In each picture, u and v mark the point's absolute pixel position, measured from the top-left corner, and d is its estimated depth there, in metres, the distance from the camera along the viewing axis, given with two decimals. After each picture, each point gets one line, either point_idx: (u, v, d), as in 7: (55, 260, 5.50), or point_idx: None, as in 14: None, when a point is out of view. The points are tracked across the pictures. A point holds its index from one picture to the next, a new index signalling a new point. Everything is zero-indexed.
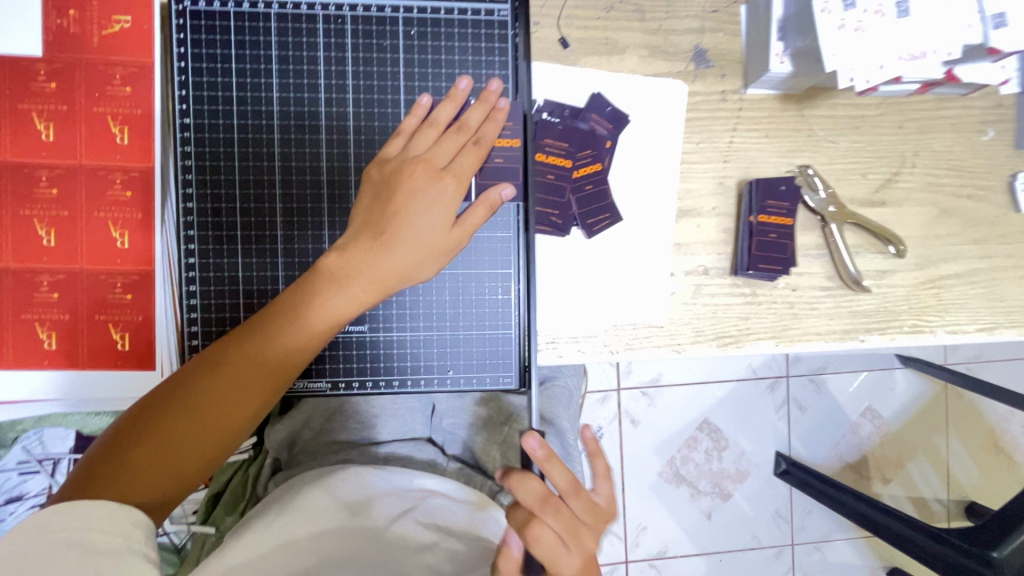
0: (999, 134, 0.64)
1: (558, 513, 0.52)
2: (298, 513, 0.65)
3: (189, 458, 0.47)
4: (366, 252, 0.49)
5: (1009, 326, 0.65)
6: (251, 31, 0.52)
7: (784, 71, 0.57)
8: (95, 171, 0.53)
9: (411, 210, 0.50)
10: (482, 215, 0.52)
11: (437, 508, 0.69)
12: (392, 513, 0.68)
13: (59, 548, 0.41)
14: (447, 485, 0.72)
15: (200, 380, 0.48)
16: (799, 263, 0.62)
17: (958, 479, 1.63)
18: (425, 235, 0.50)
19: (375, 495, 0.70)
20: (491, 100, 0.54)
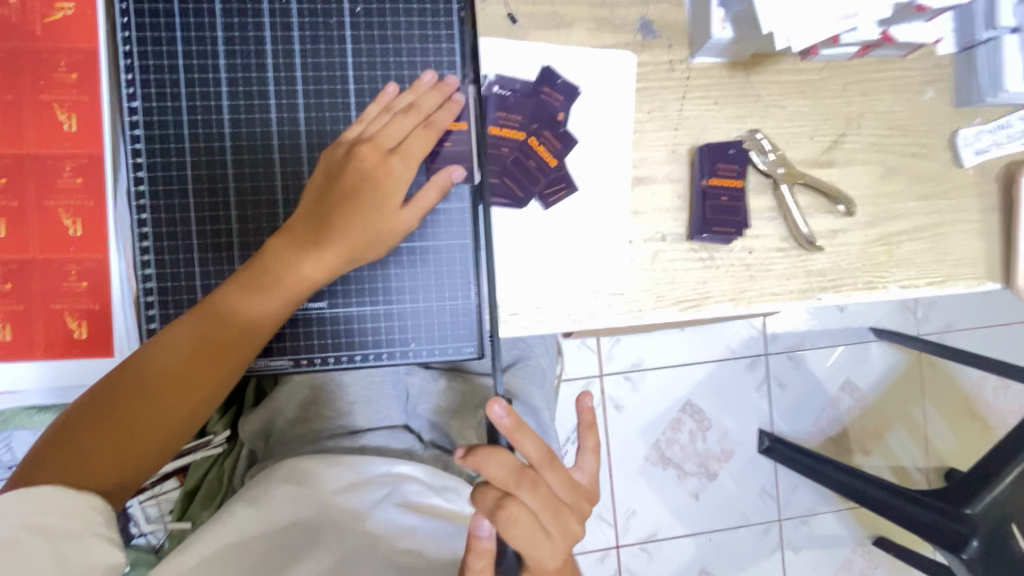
0: (938, 93, 0.67)
1: (535, 489, 0.50)
2: (270, 504, 0.66)
3: (145, 442, 0.48)
4: (312, 234, 0.50)
5: (958, 279, 0.68)
6: (196, 12, 0.52)
7: (726, 36, 0.58)
8: (44, 159, 0.53)
9: (359, 191, 0.51)
10: (433, 196, 0.53)
11: (414, 489, 0.70)
12: (370, 501, 0.68)
13: (12, 533, 0.40)
14: (424, 470, 0.72)
15: (160, 367, 0.48)
16: (753, 225, 0.64)
17: (936, 446, 1.67)
18: (374, 217, 0.51)
19: (352, 484, 0.70)
20: (446, 91, 0.54)
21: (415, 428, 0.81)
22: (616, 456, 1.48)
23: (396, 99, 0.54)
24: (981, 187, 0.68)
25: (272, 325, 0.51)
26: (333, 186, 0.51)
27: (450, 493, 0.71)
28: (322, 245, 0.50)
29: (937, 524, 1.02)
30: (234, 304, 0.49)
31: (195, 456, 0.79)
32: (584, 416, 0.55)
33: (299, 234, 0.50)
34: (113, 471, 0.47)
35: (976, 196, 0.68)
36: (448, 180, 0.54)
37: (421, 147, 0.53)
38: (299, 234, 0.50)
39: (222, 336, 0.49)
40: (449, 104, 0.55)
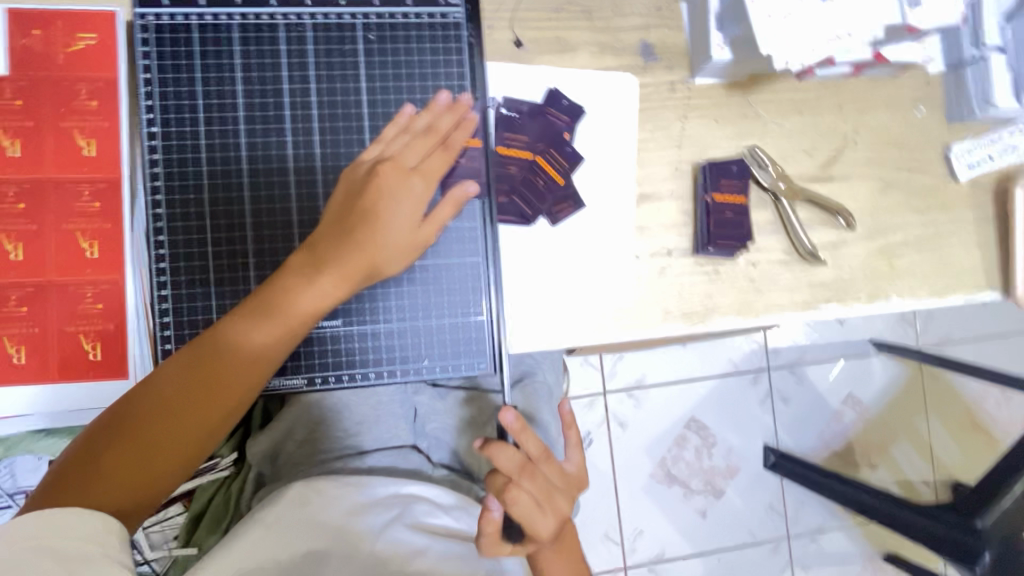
0: (930, 110, 0.69)
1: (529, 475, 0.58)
2: (280, 525, 0.66)
3: (156, 464, 0.48)
4: (329, 255, 0.51)
5: (958, 289, 0.69)
6: (215, 41, 0.54)
7: (725, 58, 0.61)
8: (63, 184, 0.54)
9: (379, 209, 0.51)
10: (448, 212, 0.54)
11: (423, 511, 0.71)
12: (380, 523, 0.68)
13: (30, 556, 0.40)
14: (433, 490, 0.73)
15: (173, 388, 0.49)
16: (757, 239, 0.65)
17: (942, 459, 1.66)
18: (392, 234, 0.52)
19: (362, 507, 0.69)
20: (463, 109, 0.56)
21: (423, 447, 0.81)
22: (622, 476, 1.46)
23: (414, 120, 0.55)
24: (977, 199, 0.70)
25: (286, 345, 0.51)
26: (353, 203, 0.52)
27: (460, 513, 0.72)
28: (338, 263, 0.50)
29: (945, 539, 1.01)
30: (246, 323, 0.49)
31: (201, 479, 0.78)
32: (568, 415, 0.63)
33: (316, 255, 0.51)
34: (123, 495, 0.47)
35: (972, 208, 0.69)
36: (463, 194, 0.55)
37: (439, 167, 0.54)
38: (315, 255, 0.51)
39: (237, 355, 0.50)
40: (465, 123, 0.56)
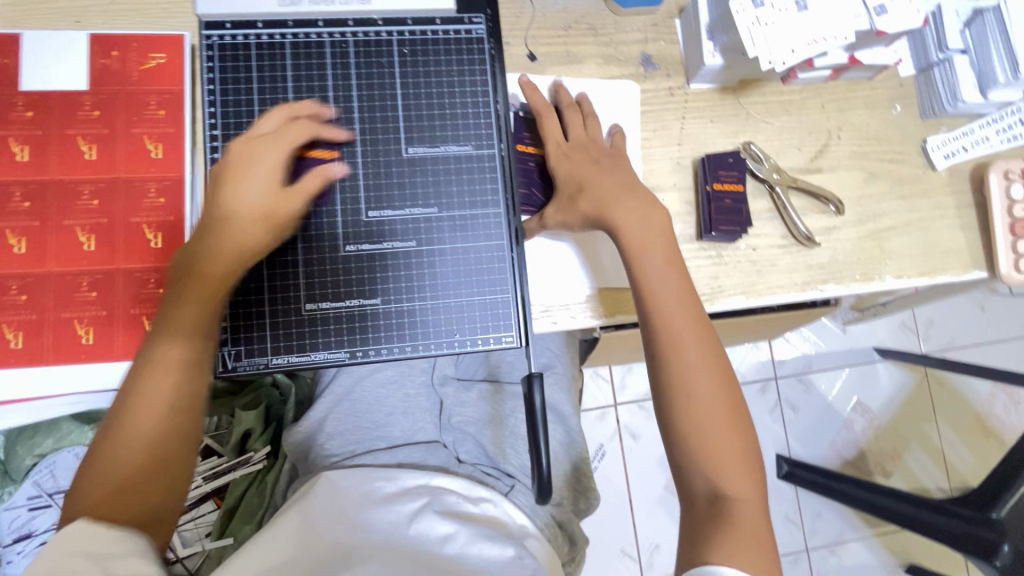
0: (906, 108, 0.76)
1: (572, 156, 0.65)
2: (314, 514, 0.67)
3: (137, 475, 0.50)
4: (201, 272, 0.54)
5: (945, 269, 0.74)
6: (269, 56, 0.61)
7: (717, 63, 0.68)
8: (133, 182, 0.61)
9: (236, 196, 0.55)
10: (313, 183, 0.56)
11: (450, 501, 0.72)
12: (411, 509, 0.69)
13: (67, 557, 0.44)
14: (459, 483, 0.75)
15: (118, 455, 0.50)
16: (755, 226, 0.71)
17: (955, 466, 1.66)
18: (241, 199, 0.55)
19: (393, 496, 0.71)
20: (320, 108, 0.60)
21: (449, 441, 0.82)
22: (636, 488, 1.47)
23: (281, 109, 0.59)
24: (956, 186, 0.76)
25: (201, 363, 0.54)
26: (211, 210, 0.55)
27: (486, 505, 0.74)
28: (202, 249, 0.54)
29: (970, 534, 1.06)
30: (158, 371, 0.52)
31: (236, 473, 0.82)
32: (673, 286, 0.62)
33: (211, 278, 0.54)
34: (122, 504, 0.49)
35: (952, 195, 0.75)
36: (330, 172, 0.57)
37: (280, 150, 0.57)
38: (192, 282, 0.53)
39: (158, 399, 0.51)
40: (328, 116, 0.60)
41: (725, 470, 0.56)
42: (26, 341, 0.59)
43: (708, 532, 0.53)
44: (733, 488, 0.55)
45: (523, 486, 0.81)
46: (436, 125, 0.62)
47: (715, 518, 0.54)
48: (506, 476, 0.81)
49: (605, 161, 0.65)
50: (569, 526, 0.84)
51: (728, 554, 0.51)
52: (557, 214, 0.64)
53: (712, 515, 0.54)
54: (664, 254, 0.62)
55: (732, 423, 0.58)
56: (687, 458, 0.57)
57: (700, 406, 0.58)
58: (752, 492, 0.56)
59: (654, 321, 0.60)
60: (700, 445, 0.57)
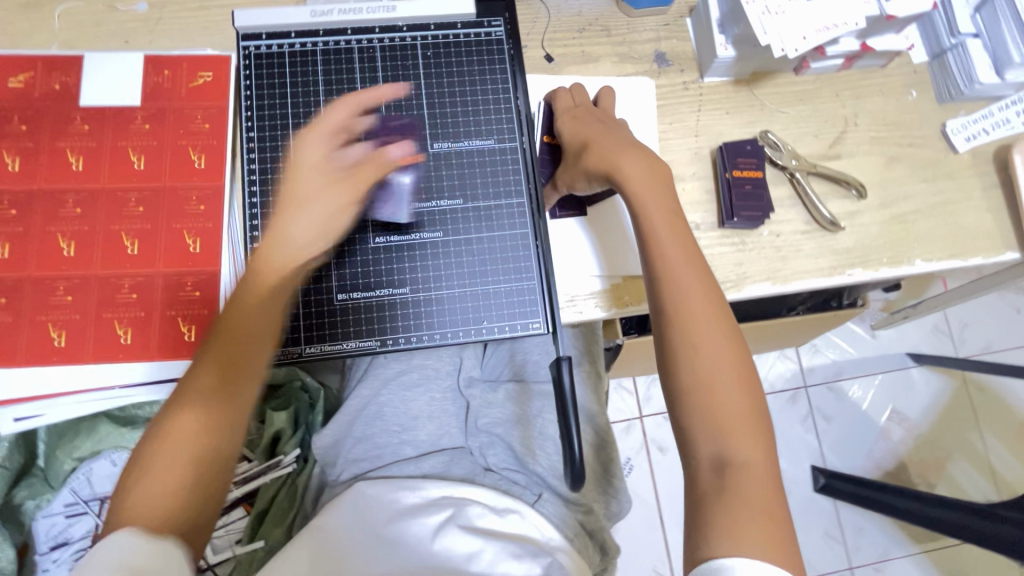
0: (922, 93, 0.76)
1: (578, 118, 0.66)
2: (337, 527, 0.67)
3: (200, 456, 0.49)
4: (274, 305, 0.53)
5: (976, 251, 0.73)
6: (302, 64, 0.64)
7: (729, 55, 0.70)
8: (177, 190, 0.63)
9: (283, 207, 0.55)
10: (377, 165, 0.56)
11: (475, 512, 0.70)
12: (435, 524, 0.68)
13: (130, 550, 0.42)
14: (483, 493, 0.73)
15: (176, 448, 0.48)
16: (777, 212, 0.71)
17: (1005, 477, 1.58)
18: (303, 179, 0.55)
19: (416, 510, 0.70)
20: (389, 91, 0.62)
21: (475, 446, 0.81)
22: (667, 502, 1.42)
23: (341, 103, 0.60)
24: (980, 168, 0.75)
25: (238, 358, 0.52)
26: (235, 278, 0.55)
27: (513, 516, 0.71)
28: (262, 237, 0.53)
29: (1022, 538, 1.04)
30: (190, 383, 0.50)
31: (266, 477, 0.83)
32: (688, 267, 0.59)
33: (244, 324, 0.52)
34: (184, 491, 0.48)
35: (976, 176, 0.75)
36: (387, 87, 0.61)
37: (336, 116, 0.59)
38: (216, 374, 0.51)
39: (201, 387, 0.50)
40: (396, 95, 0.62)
41: (727, 431, 0.53)
42: (69, 339, 0.59)
43: (711, 505, 0.51)
44: (738, 449, 0.53)
45: (551, 495, 0.79)
46: (459, 121, 0.65)
47: (720, 488, 0.51)
48: (532, 487, 0.79)
49: (612, 123, 0.66)
50: (600, 535, 0.81)
51: (730, 531, 0.48)
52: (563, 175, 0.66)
53: (717, 485, 0.52)
54: (665, 209, 0.61)
55: (737, 376, 0.55)
56: (691, 417, 0.55)
57: (703, 360, 0.55)
58: (759, 458, 0.53)
59: (663, 285, 0.58)
60: (705, 403, 0.54)
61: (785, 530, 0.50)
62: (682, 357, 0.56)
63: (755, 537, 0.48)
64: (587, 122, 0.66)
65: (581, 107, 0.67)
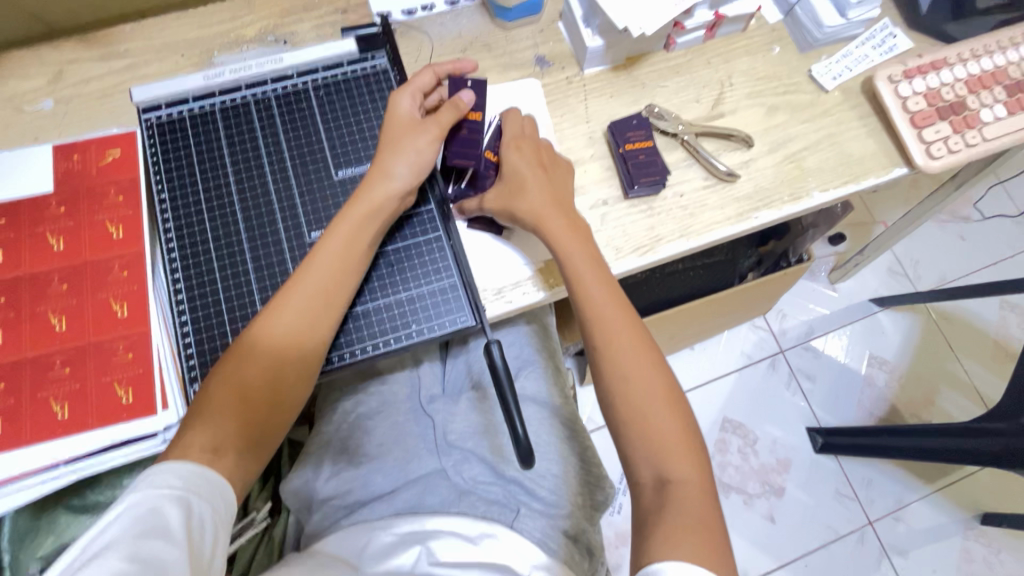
0: (784, 48, 0.83)
1: (521, 149, 0.68)
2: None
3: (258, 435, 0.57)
4: (304, 351, 0.58)
5: (868, 173, 0.78)
6: (203, 124, 0.69)
7: (598, 44, 0.76)
8: (98, 262, 0.65)
9: (378, 192, 0.63)
10: (450, 115, 0.65)
11: (448, 543, 0.66)
12: (409, 558, 0.64)
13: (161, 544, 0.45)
14: (457, 522, 0.69)
15: (247, 403, 0.56)
16: (676, 174, 0.76)
17: (994, 398, 1.59)
18: (386, 156, 0.64)
19: (389, 548, 0.66)
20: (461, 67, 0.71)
21: (449, 465, 0.78)
22: None
23: (413, 82, 0.67)
24: (853, 101, 0.81)
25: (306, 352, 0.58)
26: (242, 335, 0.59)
27: (489, 541, 0.68)
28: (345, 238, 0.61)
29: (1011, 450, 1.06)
30: (265, 355, 0.57)
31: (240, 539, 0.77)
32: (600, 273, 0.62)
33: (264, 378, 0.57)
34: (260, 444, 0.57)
35: (851, 108, 0.81)
36: (461, 106, 0.66)
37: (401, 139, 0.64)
38: (230, 427, 0.55)
39: (270, 366, 0.57)
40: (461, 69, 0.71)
41: (663, 448, 0.54)
42: (6, 424, 0.60)
43: (652, 521, 0.51)
44: (675, 467, 0.53)
45: (529, 510, 0.74)
46: (359, 148, 0.70)
47: (660, 507, 0.52)
48: (509, 504, 0.75)
49: (550, 163, 0.69)
50: (585, 538, 0.76)
51: (671, 545, 0.48)
52: (496, 202, 0.66)
53: (657, 504, 0.52)
54: (579, 240, 0.64)
55: (665, 395, 0.57)
56: (629, 441, 0.55)
57: (637, 387, 0.56)
58: (694, 472, 0.53)
59: (580, 301, 0.61)
60: (639, 425, 0.55)
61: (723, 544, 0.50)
62: (614, 387, 0.57)
63: (690, 547, 0.48)
64: (525, 156, 0.68)
65: (527, 137, 0.69)
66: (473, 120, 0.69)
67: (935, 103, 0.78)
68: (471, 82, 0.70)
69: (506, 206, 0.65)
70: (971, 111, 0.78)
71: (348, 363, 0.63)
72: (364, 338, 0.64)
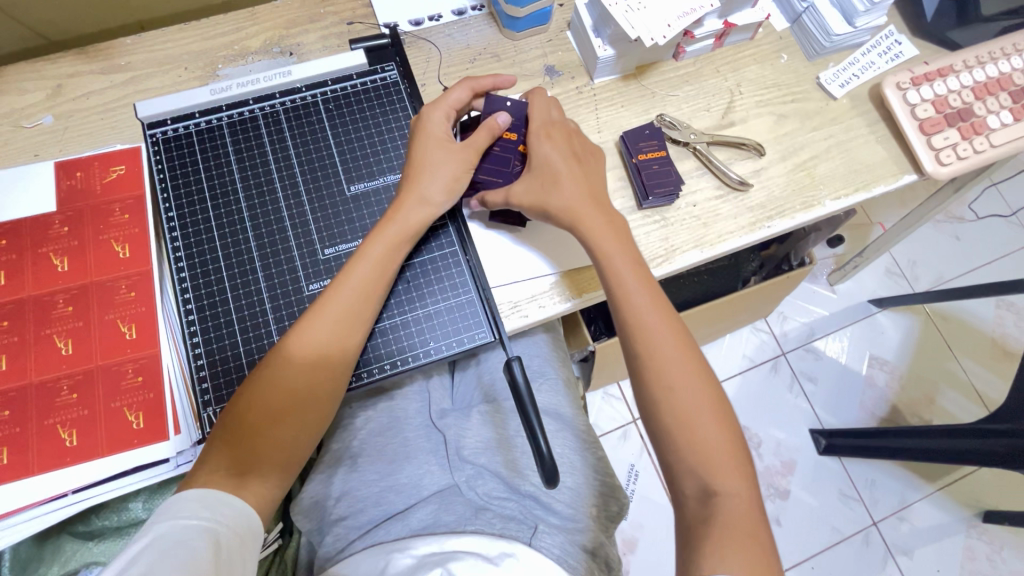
0: (792, 56, 0.83)
1: (552, 137, 0.66)
2: None
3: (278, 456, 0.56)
4: (334, 367, 0.58)
5: (878, 181, 0.78)
6: (211, 139, 0.68)
7: (609, 54, 0.75)
8: (104, 283, 0.64)
9: (410, 209, 0.63)
10: (484, 137, 0.66)
11: (468, 564, 0.60)
12: None
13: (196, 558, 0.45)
14: (477, 542, 0.63)
15: (279, 419, 0.56)
16: (689, 184, 0.76)
17: (993, 397, 1.60)
18: (421, 172, 0.64)
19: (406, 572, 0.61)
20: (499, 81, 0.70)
21: (462, 480, 0.75)
22: None
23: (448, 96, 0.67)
24: (861, 108, 0.81)
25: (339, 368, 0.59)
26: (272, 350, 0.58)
27: (510, 561, 0.61)
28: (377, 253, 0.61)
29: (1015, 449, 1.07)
30: (298, 372, 0.57)
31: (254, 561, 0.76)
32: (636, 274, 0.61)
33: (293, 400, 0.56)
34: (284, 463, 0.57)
35: (859, 116, 0.81)
36: (495, 127, 0.66)
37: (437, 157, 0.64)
38: (253, 446, 0.55)
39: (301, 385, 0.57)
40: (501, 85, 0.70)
41: (708, 461, 0.53)
42: (12, 455, 0.58)
43: (698, 532, 0.51)
44: (721, 481, 0.52)
45: (547, 526, 0.71)
46: (371, 162, 0.69)
47: (706, 517, 0.51)
48: (527, 520, 0.71)
49: (582, 151, 0.67)
50: (603, 551, 0.73)
51: (719, 555, 0.48)
52: (529, 195, 0.64)
53: (703, 515, 0.51)
54: (618, 240, 0.62)
55: (712, 396, 0.56)
56: (673, 452, 0.55)
57: (685, 400, 0.55)
58: (743, 487, 0.52)
59: (621, 304, 0.60)
60: (686, 437, 0.54)
61: (772, 558, 0.50)
62: (660, 394, 0.56)
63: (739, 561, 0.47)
64: (558, 146, 0.66)
65: (555, 123, 0.67)
66: (506, 140, 0.68)
67: (942, 110, 0.79)
68: (511, 102, 0.69)
69: (541, 204, 0.64)
70: (977, 118, 0.79)
71: (367, 381, 0.63)
72: (384, 356, 0.64)
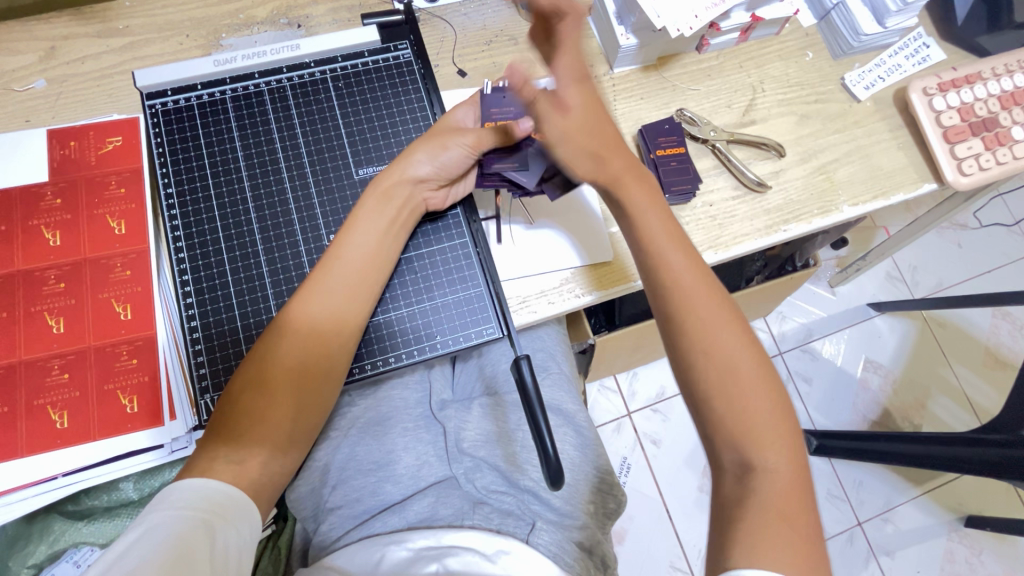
0: (817, 54, 0.81)
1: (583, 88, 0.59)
2: None
3: (275, 427, 0.54)
4: (330, 338, 0.57)
5: (897, 188, 0.77)
6: (213, 113, 0.64)
7: (631, 43, 0.72)
8: (98, 261, 0.61)
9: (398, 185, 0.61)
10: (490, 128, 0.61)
11: (465, 560, 0.59)
12: None
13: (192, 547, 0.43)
14: (477, 538, 0.62)
15: (280, 384, 0.54)
16: (706, 183, 0.74)
17: (983, 405, 1.61)
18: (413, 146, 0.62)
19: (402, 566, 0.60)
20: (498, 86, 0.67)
21: (460, 472, 0.75)
22: (671, 494, 1.36)
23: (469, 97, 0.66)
24: (884, 112, 0.79)
25: (340, 332, 0.57)
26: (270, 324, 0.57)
27: (506, 559, 0.60)
28: (371, 226, 0.59)
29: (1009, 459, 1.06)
30: (297, 338, 0.55)
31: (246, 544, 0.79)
32: (664, 234, 0.56)
33: (291, 381, 0.55)
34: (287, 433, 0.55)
35: (882, 120, 0.79)
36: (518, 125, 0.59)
37: (436, 136, 0.62)
38: (255, 412, 0.53)
39: (297, 354, 0.55)
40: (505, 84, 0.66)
41: (752, 434, 0.49)
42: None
43: (731, 513, 0.47)
44: (762, 456, 0.48)
45: (545, 523, 0.70)
46: (379, 145, 0.66)
47: (740, 497, 0.47)
48: (525, 515, 0.70)
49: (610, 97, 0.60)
50: (600, 550, 0.71)
51: (754, 540, 0.44)
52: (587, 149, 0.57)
53: (738, 494, 0.48)
54: (653, 197, 0.58)
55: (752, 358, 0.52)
56: (712, 422, 0.51)
57: (725, 367, 0.51)
58: (784, 463, 0.48)
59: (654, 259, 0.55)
60: (726, 406, 0.50)
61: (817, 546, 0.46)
62: (693, 361, 0.52)
63: (780, 555, 0.43)
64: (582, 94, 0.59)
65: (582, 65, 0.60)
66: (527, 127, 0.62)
67: (967, 118, 0.77)
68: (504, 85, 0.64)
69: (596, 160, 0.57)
70: (1002, 128, 0.77)
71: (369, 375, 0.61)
72: (388, 349, 0.62)
